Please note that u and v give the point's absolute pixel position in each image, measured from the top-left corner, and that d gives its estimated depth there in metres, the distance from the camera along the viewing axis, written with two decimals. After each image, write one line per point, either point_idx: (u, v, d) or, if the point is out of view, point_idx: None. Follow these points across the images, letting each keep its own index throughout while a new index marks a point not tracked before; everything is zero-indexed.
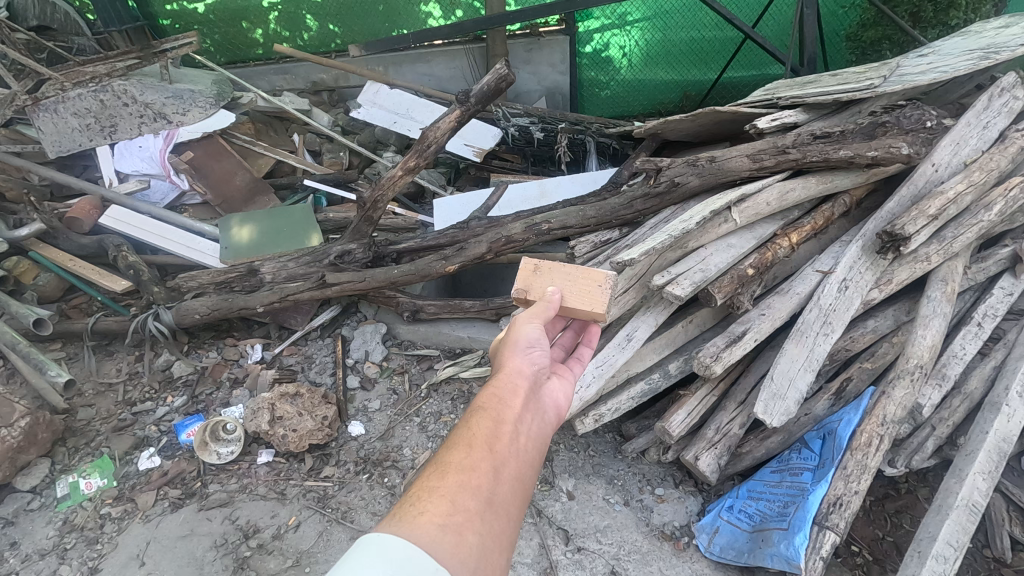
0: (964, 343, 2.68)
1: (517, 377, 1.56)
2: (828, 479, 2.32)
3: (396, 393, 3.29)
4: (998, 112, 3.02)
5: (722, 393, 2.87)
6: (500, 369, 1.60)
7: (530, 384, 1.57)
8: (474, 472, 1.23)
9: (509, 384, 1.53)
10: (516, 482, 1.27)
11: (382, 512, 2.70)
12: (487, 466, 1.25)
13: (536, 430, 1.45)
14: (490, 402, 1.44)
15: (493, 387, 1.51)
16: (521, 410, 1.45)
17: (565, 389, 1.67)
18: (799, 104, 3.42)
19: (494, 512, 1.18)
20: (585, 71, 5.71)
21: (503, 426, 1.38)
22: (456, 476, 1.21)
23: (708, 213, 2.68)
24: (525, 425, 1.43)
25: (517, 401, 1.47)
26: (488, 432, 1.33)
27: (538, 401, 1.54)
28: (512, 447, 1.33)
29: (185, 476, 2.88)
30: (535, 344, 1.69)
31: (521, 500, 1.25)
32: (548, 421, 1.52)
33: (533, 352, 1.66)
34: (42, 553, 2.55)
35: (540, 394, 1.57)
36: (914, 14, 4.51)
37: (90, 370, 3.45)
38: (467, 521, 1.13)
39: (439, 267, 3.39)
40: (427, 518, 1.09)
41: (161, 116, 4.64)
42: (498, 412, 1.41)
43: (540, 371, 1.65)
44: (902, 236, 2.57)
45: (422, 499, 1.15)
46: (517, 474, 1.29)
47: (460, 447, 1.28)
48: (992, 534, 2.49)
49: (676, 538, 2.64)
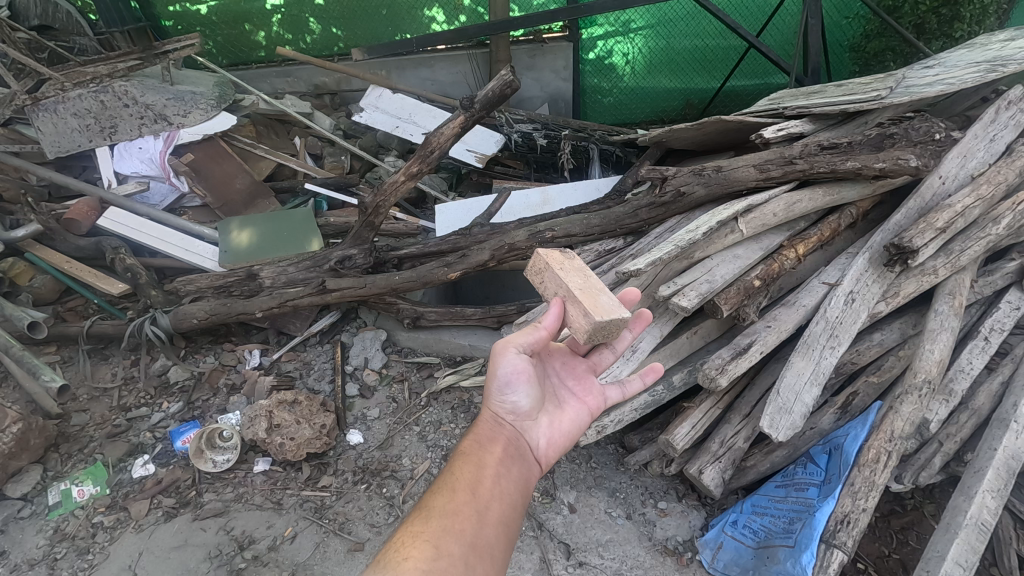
0: (971, 357, 2.64)
1: (495, 428, 1.62)
2: (836, 496, 2.27)
3: (395, 402, 3.25)
4: (1004, 125, 2.98)
5: (726, 405, 2.83)
6: (479, 420, 1.65)
7: (509, 434, 1.61)
8: (457, 516, 1.27)
9: (486, 433, 1.59)
10: (500, 525, 1.32)
11: (380, 523, 2.65)
12: (470, 510, 1.30)
13: (518, 475, 1.50)
14: (469, 450, 1.50)
15: (473, 439, 1.57)
16: (499, 459, 1.50)
17: (551, 432, 1.70)
18: (805, 115, 3.39)
19: (478, 556, 1.22)
20: (588, 78, 5.68)
21: (484, 471, 1.44)
22: (440, 519, 1.25)
23: (714, 223, 2.64)
24: (507, 471, 1.48)
25: (496, 448, 1.53)
26: (469, 477, 1.39)
27: (519, 449, 1.59)
28: (494, 491, 1.39)
29: (179, 485, 2.82)
30: (512, 385, 1.66)
31: (506, 543, 1.30)
32: (530, 467, 1.57)
33: (513, 398, 1.67)
34: (31, 564, 2.49)
35: (522, 442, 1.62)
36: (919, 26, 4.49)
37: (84, 375, 3.39)
38: (451, 565, 1.16)
39: (442, 274, 3.35)
40: (411, 563, 1.12)
41: (162, 117, 4.54)
42: (479, 458, 1.48)
43: (524, 418, 1.67)
44: (909, 249, 2.51)
45: (406, 544, 1.18)
46: (501, 517, 1.34)
47: (443, 492, 1.33)
48: (999, 553, 2.42)
49: (679, 553, 2.60)
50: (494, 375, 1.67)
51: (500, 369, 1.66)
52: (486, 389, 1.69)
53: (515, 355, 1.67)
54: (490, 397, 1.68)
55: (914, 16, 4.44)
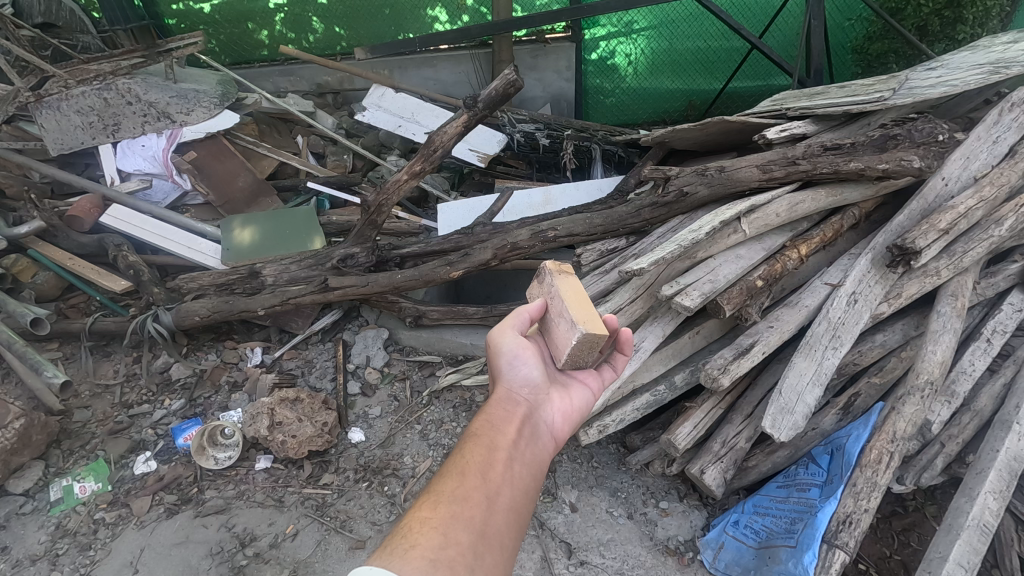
0: (974, 358, 2.64)
1: (509, 405, 1.62)
2: (838, 497, 2.27)
3: (397, 400, 3.26)
4: (1008, 127, 2.97)
5: (728, 406, 2.82)
6: (494, 396, 1.66)
7: (524, 411, 1.62)
8: (466, 503, 1.25)
9: (502, 412, 1.58)
10: (510, 512, 1.30)
11: (382, 521, 2.65)
12: (479, 496, 1.28)
13: (530, 457, 1.49)
14: (482, 430, 1.49)
15: (486, 417, 1.56)
16: (512, 438, 1.49)
17: (563, 409, 1.72)
18: (808, 116, 3.39)
19: (486, 545, 1.20)
20: (591, 78, 5.69)
21: (496, 454, 1.42)
22: (449, 506, 1.23)
23: (718, 223, 2.64)
24: (519, 453, 1.46)
25: (510, 428, 1.52)
26: (480, 461, 1.37)
27: (532, 427, 1.59)
28: (505, 476, 1.37)
29: (181, 481, 2.82)
30: (520, 360, 1.72)
31: (516, 531, 1.28)
32: (543, 446, 1.57)
33: (522, 373, 1.72)
34: (33, 559, 2.49)
35: (535, 419, 1.62)
36: (922, 28, 4.50)
37: (86, 372, 3.39)
38: (458, 555, 1.14)
39: (444, 273, 3.35)
40: (417, 552, 1.10)
41: (165, 115, 4.53)
42: (491, 440, 1.46)
43: (535, 394, 1.69)
44: (912, 250, 2.51)
45: (413, 531, 1.16)
46: (511, 503, 1.32)
47: (453, 476, 1.32)
48: (1001, 555, 2.42)
49: (680, 553, 2.60)
50: (500, 354, 1.74)
51: (504, 347, 1.74)
52: (494, 369, 1.75)
53: (515, 334, 1.77)
54: (500, 376, 1.72)
55: (916, 18, 4.44)
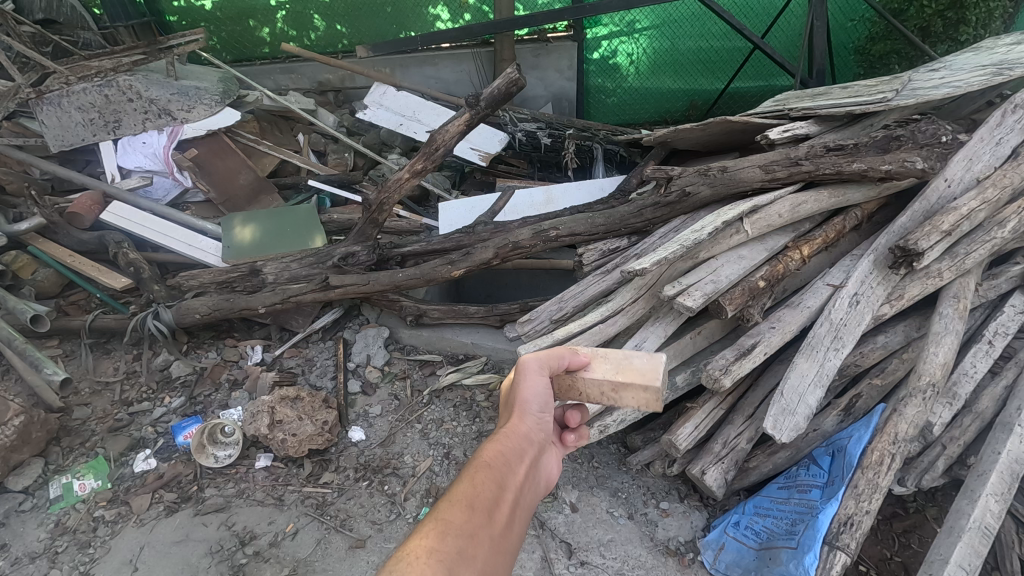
0: (975, 360, 2.63)
1: (522, 442, 1.55)
2: (839, 498, 2.27)
3: (397, 399, 3.25)
4: (1011, 129, 2.95)
5: (729, 406, 2.81)
6: (508, 425, 1.58)
7: (533, 450, 1.56)
8: (472, 539, 1.20)
9: (515, 446, 1.52)
10: (507, 557, 1.26)
11: (382, 520, 2.65)
12: (485, 534, 1.23)
13: (529, 502, 1.44)
14: (494, 462, 1.42)
15: (500, 446, 1.49)
16: (520, 484, 1.43)
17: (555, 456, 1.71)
18: (810, 116, 3.38)
19: None
20: (593, 77, 5.67)
21: (505, 492, 1.36)
22: (456, 539, 1.17)
23: (720, 223, 2.64)
24: (523, 497, 1.41)
25: (522, 468, 1.46)
26: (489, 497, 1.31)
27: (535, 473, 1.53)
28: (509, 519, 1.31)
29: (181, 480, 2.82)
30: (542, 405, 1.66)
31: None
32: (539, 490, 1.53)
33: (542, 414, 1.65)
34: (32, 556, 2.49)
35: (540, 462, 1.58)
36: (924, 29, 4.49)
37: (86, 369, 3.38)
38: None
39: (445, 271, 3.34)
40: None
41: (166, 112, 4.52)
42: (502, 475, 1.39)
43: (545, 437, 1.64)
44: (915, 252, 2.51)
45: (417, 560, 1.10)
46: (510, 548, 1.28)
47: (461, 507, 1.25)
48: (1002, 558, 2.41)
49: (681, 554, 2.59)
50: (527, 392, 1.65)
51: (530, 386, 1.67)
52: (514, 400, 1.66)
53: (541, 377, 1.70)
54: (518, 408, 1.63)
55: (919, 19, 4.44)
